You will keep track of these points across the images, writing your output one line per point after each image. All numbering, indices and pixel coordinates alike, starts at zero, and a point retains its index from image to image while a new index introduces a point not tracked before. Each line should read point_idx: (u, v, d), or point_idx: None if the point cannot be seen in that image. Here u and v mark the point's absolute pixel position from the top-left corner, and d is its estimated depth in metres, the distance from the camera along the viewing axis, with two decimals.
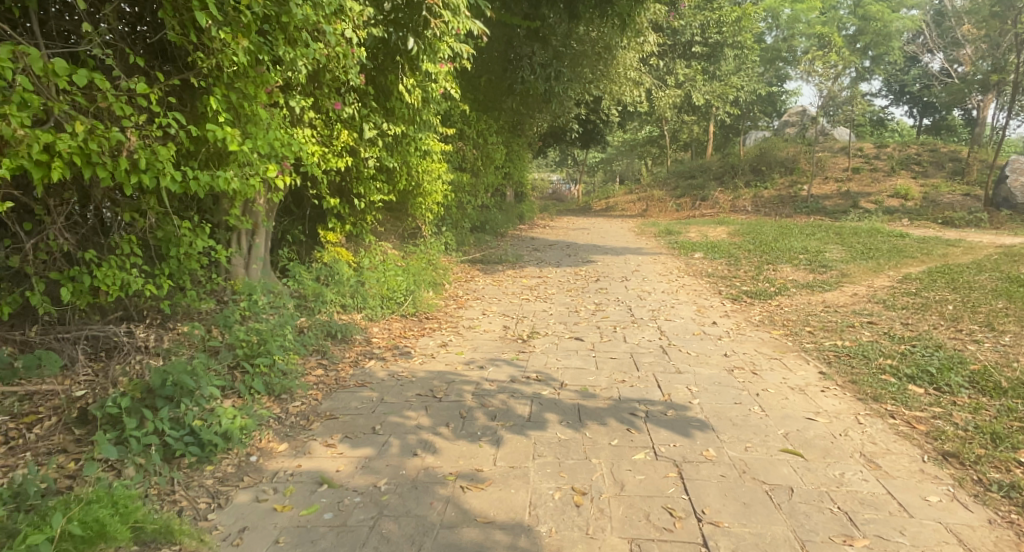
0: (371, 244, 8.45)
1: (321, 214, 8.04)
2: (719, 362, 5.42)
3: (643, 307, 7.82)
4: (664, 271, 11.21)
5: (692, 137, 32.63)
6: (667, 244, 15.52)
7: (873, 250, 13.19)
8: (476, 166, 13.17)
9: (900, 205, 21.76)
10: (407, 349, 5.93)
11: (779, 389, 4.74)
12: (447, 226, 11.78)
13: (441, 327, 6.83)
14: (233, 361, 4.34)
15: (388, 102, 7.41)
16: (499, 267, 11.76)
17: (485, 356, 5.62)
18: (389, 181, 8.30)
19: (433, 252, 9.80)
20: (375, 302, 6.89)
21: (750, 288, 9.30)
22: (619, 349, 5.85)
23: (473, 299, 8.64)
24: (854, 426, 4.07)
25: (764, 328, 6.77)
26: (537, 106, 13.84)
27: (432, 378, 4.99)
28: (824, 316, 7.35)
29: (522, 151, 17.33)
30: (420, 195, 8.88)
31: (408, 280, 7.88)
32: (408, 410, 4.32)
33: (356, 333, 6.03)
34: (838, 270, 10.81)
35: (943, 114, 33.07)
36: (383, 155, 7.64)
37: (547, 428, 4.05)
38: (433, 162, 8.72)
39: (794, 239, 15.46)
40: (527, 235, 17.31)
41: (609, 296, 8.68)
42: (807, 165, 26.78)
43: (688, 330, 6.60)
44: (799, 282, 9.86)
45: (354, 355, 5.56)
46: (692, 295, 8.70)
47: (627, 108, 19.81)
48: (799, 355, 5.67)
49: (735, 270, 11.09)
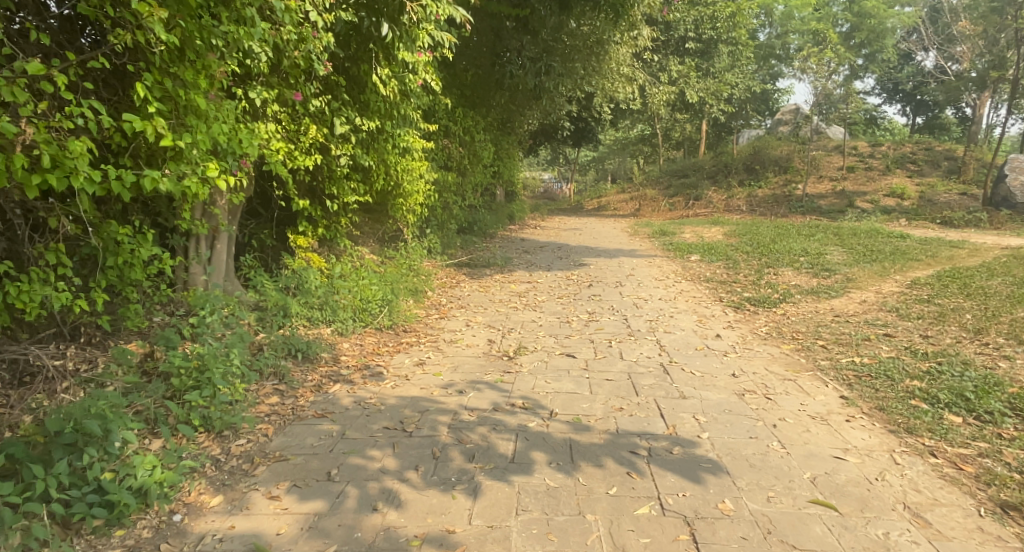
0: (347, 249, 7.82)
1: (291, 216, 7.43)
2: (727, 384, 4.84)
3: (640, 317, 7.23)
4: (660, 275, 10.63)
5: (685, 136, 32.11)
6: (661, 246, 14.95)
7: (875, 253, 12.67)
8: (463, 166, 12.58)
9: (896, 205, 21.33)
10: (380, 369, 5.32)
11: (799, 419, 4.16)
12: (431, 228, 11.17)
13: (419, 342, 6.22)
14: (168, 393, 3.73)
15: (362, 95, 6.80)
16: (486, 271, 11.17)
17: (466, 377, 5.02)
18: (365, 181, 7.68)
19: (415, 256, 9.18)
20: (346, 314, 6.25)
21: (752, 294, 8.74)
22: (616, 367, 5.26)
23: (456, 308, 8.03)
24: (891, 467, 3.52)
25: (772, 341, 6.19)
26: (526, 103, 13.26)
27: (403, 406, 4.38)
28: (836, 327, 6.79)
29: (511, 150, 16.72)
30: (400, 196, 8.27)
31: (385, 289, 7.25)
32: (372, 448, 3.73)
33: (322, 351, 5.41)
34: (843, 274, 10.27)
35: (937, 113, 32.73)
36: (357, 153, 7.02)
37: (534, 472, 3.45)
38: (413, 160, 8.11)
39: (793, 241, 14.93)
40: (517, 236, 16.70)
41: (603, 304, 8.08)
42: (801, 164, 26.31)
43: (691, 345, 6.01)
44: (803, 288, 9.30)
45: (317, 377, 4.94)
46: (691, 303, 8.14)
47: (619, 106, 19.26)
48: (816, 376, 5.10)
49: (734, 274, 10.54)
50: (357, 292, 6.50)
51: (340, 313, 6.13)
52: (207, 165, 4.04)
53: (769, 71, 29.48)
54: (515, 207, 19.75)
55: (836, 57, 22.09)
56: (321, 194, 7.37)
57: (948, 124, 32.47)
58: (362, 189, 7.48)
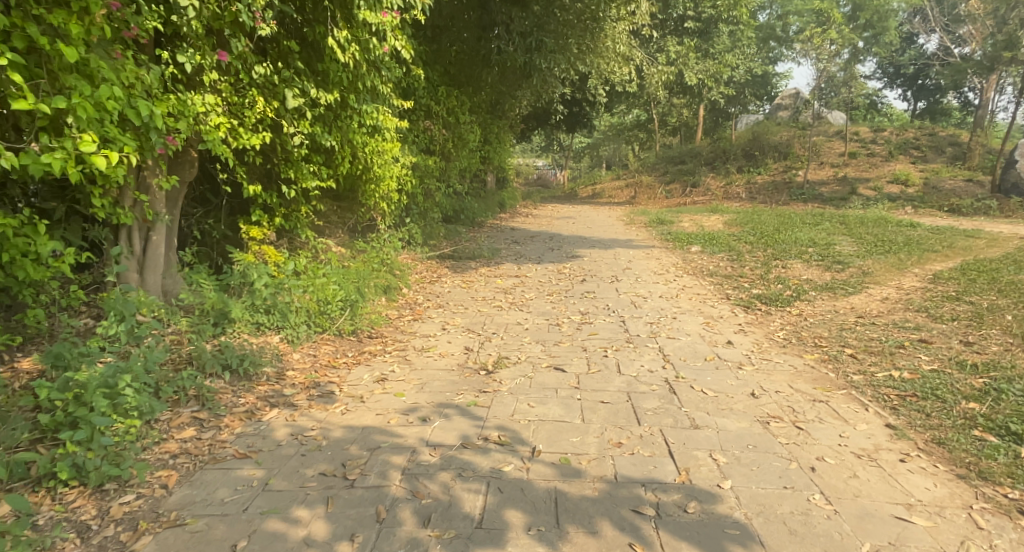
0: (309, 242, 6.94)
1: (244, 204, 6.59)
2: (747, 408, 4.02)
3: (638, 319, 6.39)
4: (660, 268, 9.82)
5: (682, 121, 31.23)
6: (659, 236, 14.11)
7: (887, 243, 11.85)
8: (448, 150, 11.70)
9: (901, 192, 20.56)
10: (333, 388, 4.47)
11: (841, 458, 3.34)
12: (412, 217, 10.29)
13: (385, 351, 5.39)
14: (34, 435, 2.93)
15: (320, 64, 5.97)
16: (471, 264, 10.34)
17: (433, 400, 4.17)
18: (329, 164, 6.83)
19: (389, 248, 8.33)
20: (300, 317, 5.37)
21: (762, 291, 7.94)
22: (612, 385, 4.43)
23: (434, 308, 7.20)
24: (975, 534, 2.73)
25: (792, 350, 5.38)
26: (516, 83, 12.35)
27: (351, 440, 3.53)
28: (862, 331, 5.99)
29: (502, 134, 15.81)
30: (371, 181, 7.41)
31: (351, 287, 6.37)
32: (300, 506, 2.89)
33: (265, 365, 4.55)
34: (857, 268, 9.45)
35: (939, 98, 31.89)
36: (317, 132, 6.17)
37: (507, 545, 2.65)
38: (384, 141, 7.24)
39: (798, 230, 14.12)
40: (507, 225, 15.82)
41: (597, 303, 7.24)
42: (802, 150, 25.51)
43: (699, 355, 5.18)
44: (816, 283, 8.48)
45: (253, 400, 4.08)
46: (695, 301, 7.32)
47: (615, 88, 18.38)
48: (852, 397, 4.27)
49: (740, 267, 9.73)
50: (314, 290, 5.60)
51: (292, 316, 5.25)
52: (82, 138, 3.22)
53: (769, 54, 28.55)
54: (506, 194, 18.88)
55: (839, 39, 21.28)
56: (278, 178, 6.51)
57: (950, 110, 31.68)
58: (324, 173, 6.63)
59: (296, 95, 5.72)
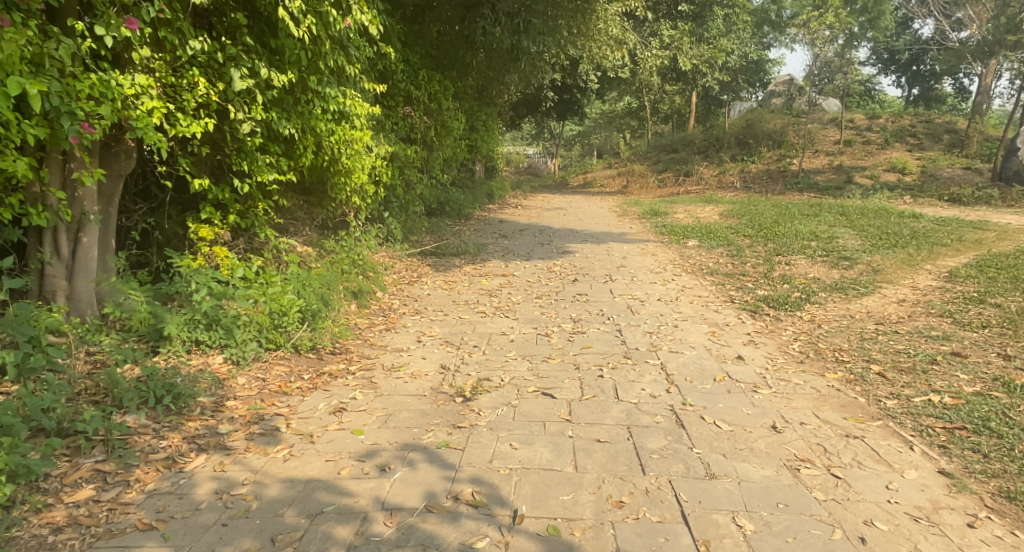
0: (269, 242, 6.22)
1: (191, 199, 5.94)
2: (769, 448, 3.36)
3: (636, 328, 5.74)
4: (657, 266, 9.18)
5: (674, 108, 30.57)
6: (654, 229, 13.47)
7: (892, 236, 11.27)
8: (431, 139, 10.98)
9: (898, 180, 20.03)
10: (279, 422, 3.78)
11: (895, 523, 2.72)
12: (391, 212, 9.58)
13: (348, 371, 4.70)
14: None
15: (273, 40, 5.30)
16: (455, 261, 9.66)
17: (396, 441, 3.49)
18: (289, 155, 6.12)
19: (363, 247, 7.62)
20: (248, 332, 4.65)
21: (768, 292, 7.32)
22: (610, 417, 3.77)
23: (410, 315, 6.52)
24: None
25: (812, 365, 4.74)
26: (503, 68, 11.62)
27: (290, 501, 2.88)
28: (885, 340, 5.36)
29: (490, 122, 15.10)
30: (339, 173, 6.69)
31: (316, 293, 5.68)
32: None
33: (200, 396, 3.87)
34: (867, 265, 8.84)
35: (934, 84, 31.35)
36: (272, 118, 5.48)
37: None
38: (352, 129, 6.53)
39: (798, 222, 13.51)
40: (495, 217, 15.14)
41: (589, 309, 6.58)
42: (796, 138, 24.91)
43: (707, 374, 4.53)
44: (824, 282, 7.86)
45: (177, 443, 3.39)
46: (697, 305, 6.68)
47: (607, 73, 17.66)
48: (890, 430, 3.62)
49: (742, 264, 9.10)
50: (265, 299, 4.87)
51: (239, 332, 4.54)
52: None
53: (763, 39, 27.87)
54: (495, 184, 18.16)
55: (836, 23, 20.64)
56: (230, 171, 5.81)
57: (945, 96, 31.17)
58: (283, 165, 5.93)
59: (243, 76, 5.03)
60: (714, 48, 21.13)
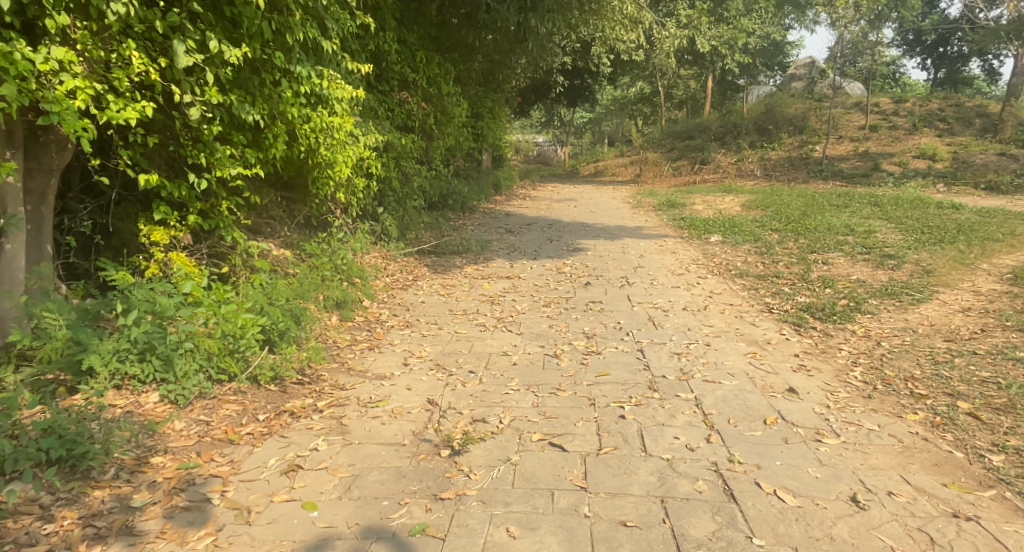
0: (238, 246, 5.40)
1: (141, 198, 5.15)
2: (855, 538, 2.53)
3: (661, 349, 4.90)
4: (679, 266, 8.33)
5: (689, 93, 29.52)
6: (671, 222, 12.56)
7: (936, 230, 10.30)
8: (431, 128, 10.10)
9: (928, 167, 18.98)
10: (213, 489, 2.96)
11: None
12: (387, 207, 8.79)
13: (314, 408, 3.89)
14: None
15: (227, 7, 4.47)
16: (456, 261, 8.86)
17: (357, 522, 2.68)
18: (256, 146, 5.30)
19: (350, 248, 6.81)
20: (192, 362, 3.80)
21: (808, 298, 6.43)
22: (636, 482, 2.93)
23: (398, 329, 5.71)
24: None
25: (881, 399, 3.85)
26: (509, 49, 10.70)
27: None
28: (964, 363, 4.42)
29: (497, 108, 14.24)
30: (317, 164, 5.85)
31: (286, 303, 4.87)
32: None
33: (116, 452, 3.07)
34: (915, 266, 7.88)
35: (963, 66, 29.98)
36: (230, 102, 4.66)
37: None
38: (332, 115, 5.68)
39: (828, 213, 12.56)
40: (502, 210, 14.29)
41: (605, 322, 5.76)
42: (818, 123, 23.84)
43: (754, 415, 3.67)
44: (871, 286, 6.94)
45: (66, 527, 2.65)
46: (729, 316, 5.83)
47: (621, 56, 16.73)
48: (1010, 507, 2.74)
49: (774, 265, 8.20)
50: (217, 320, 3.98)
51: (179, 364, 3.70)
52: None
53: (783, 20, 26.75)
54: (503, 174, 17.34)
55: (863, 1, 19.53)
56: (187, 165, 4.99)
57: (974, 79, 29.88)
58: (248, 157, 5.10)
59: (189, 51, 4.23)
60: (732, 29, 20.08)
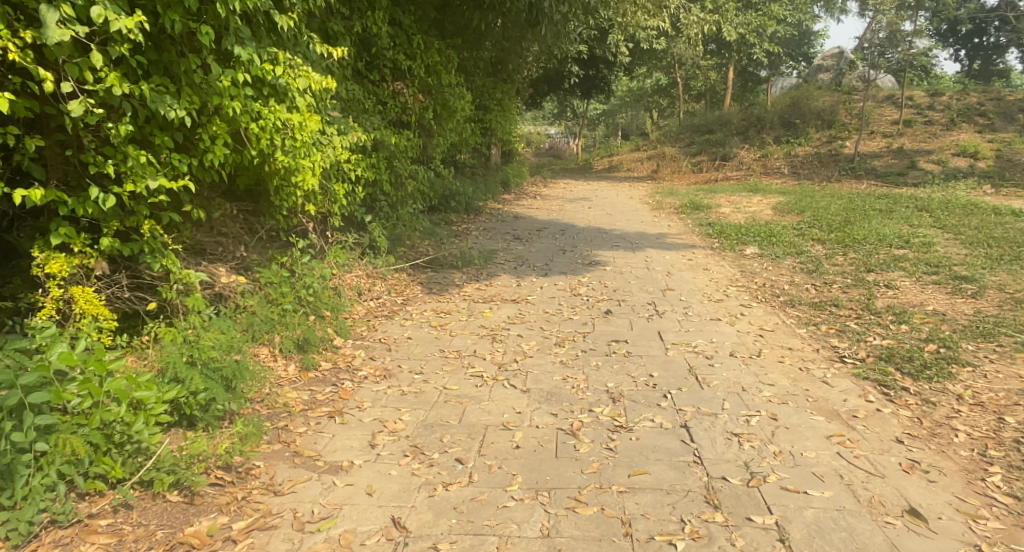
0: (171, 276, 4.22)
1: (38, 215, 3.93)
2: None
3: (712, 425, 3.69)
4: (715, 288, 7.08)
5: (708, 85, 28.10)
6: (698, 228, 11.30)
7: (1003, 243, 8.99)
8: (429, 123, 8.86)
9: (969, 166, 17.55)
10: None
11: None
12: (375, 214, 7.59)
13: (225, 536, 2.73)
14: None
15: None
16: (455, 276, 7.67)
17: None
18: (188, 149, 4.09)
19: (321, 269, 5.61)
20: (45, 474, 2.58)
21: (885, 341, 5.19)
22: None
23: (372, 381, 4.52)
24: None
25: None
26: (519, 36, 9.45)
27: None
28: None
29: (507, 100, 13.00)
30: (274, 172, 4.67)
31: (224, 359, 3.69)
32: None
33: None
34: (998, 293, 6.61)
35: (998, 59, 28.31)
36: (144, 95, 3.47)
37: None
38: (291, 109, 4.48)
39: (873, 220, 11.26)
40: (510, 211, 13.06)
41: (635, 375, 4.53)
42: (847, 118, 22.39)
43: None
44: (956, 322, 5.68)
45: None
46: (792, 369, 4.59)
47: (641, 44, 15.42)
48: None
49: (828, 289, 6.94)
50: (93, 405, 2.75)
51: (21, 480, 2.49)
52: None
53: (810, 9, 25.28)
54: (512, 171, 16.10)
55: None
56: (90, 175, 3.78)
57: (1007, 70, 28.35)
58: (177, 166, 3.92)
59: (66, 20, 3.00)
60: (760, 17, 18.72)
